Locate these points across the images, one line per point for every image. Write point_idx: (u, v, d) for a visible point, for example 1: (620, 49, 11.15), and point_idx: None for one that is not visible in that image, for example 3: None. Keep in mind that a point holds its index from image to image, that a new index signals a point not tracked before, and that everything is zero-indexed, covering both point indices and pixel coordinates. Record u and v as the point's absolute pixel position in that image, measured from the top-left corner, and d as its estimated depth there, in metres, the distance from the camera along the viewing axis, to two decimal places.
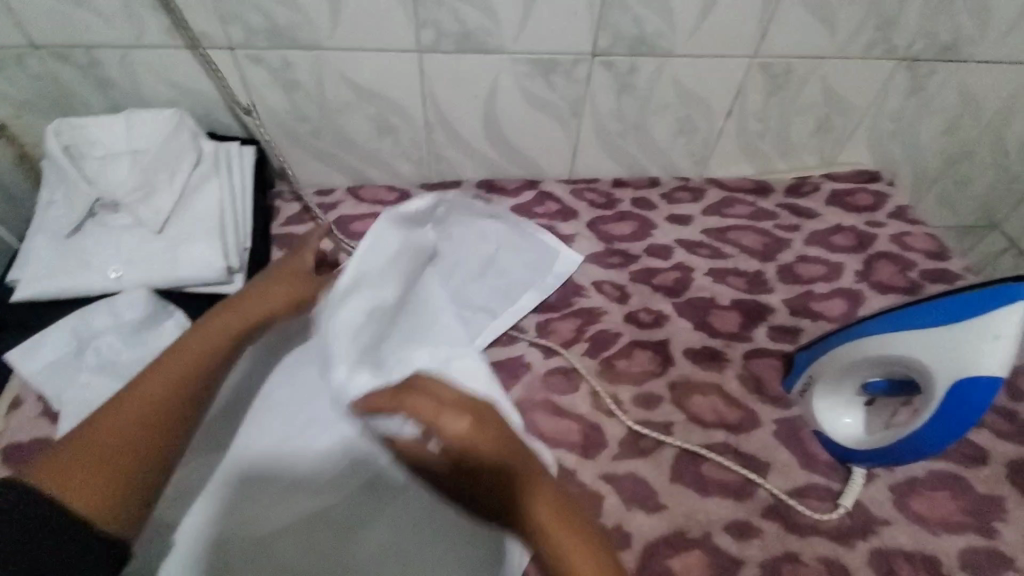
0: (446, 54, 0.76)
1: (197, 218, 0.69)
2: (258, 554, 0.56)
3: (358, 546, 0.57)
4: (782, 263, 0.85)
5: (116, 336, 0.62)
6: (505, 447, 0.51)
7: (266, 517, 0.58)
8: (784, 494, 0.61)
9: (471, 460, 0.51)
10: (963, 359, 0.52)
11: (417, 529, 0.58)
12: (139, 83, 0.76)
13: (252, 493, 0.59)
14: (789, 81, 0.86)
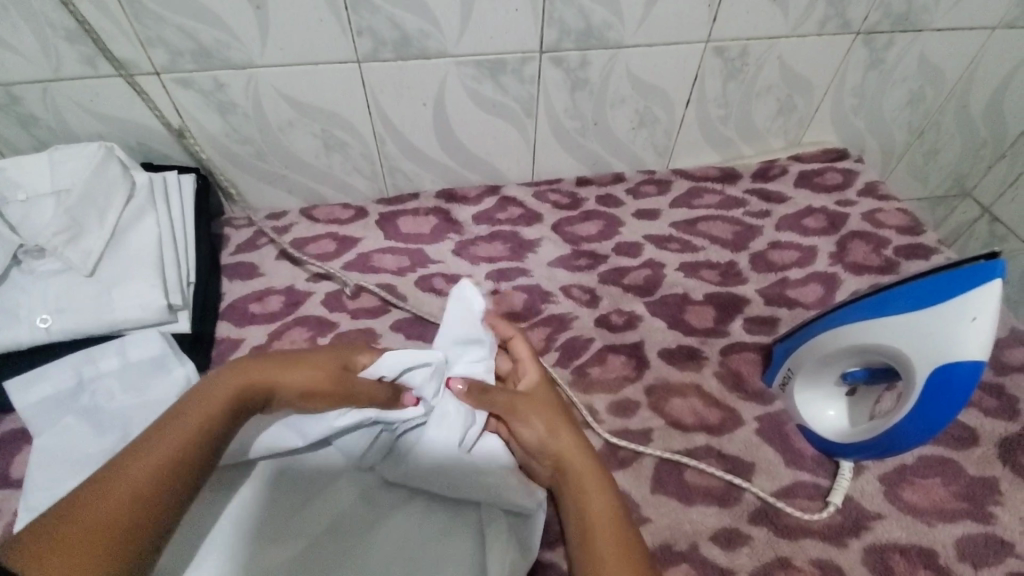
0: (387, 62, 0.73)
1: (132, 257, 0.65)
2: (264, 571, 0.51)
3: (392, 552, 0.53)
4: (754, 252, 0.83)
5: (117, 378, 0.60)
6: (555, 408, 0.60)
7: (284, 542, 0.53)
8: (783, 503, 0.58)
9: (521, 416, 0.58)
10: (945, 342, 0.49)
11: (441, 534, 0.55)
12: (64, 118, 0.72)
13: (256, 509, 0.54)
14: (746, 64, 0.83)
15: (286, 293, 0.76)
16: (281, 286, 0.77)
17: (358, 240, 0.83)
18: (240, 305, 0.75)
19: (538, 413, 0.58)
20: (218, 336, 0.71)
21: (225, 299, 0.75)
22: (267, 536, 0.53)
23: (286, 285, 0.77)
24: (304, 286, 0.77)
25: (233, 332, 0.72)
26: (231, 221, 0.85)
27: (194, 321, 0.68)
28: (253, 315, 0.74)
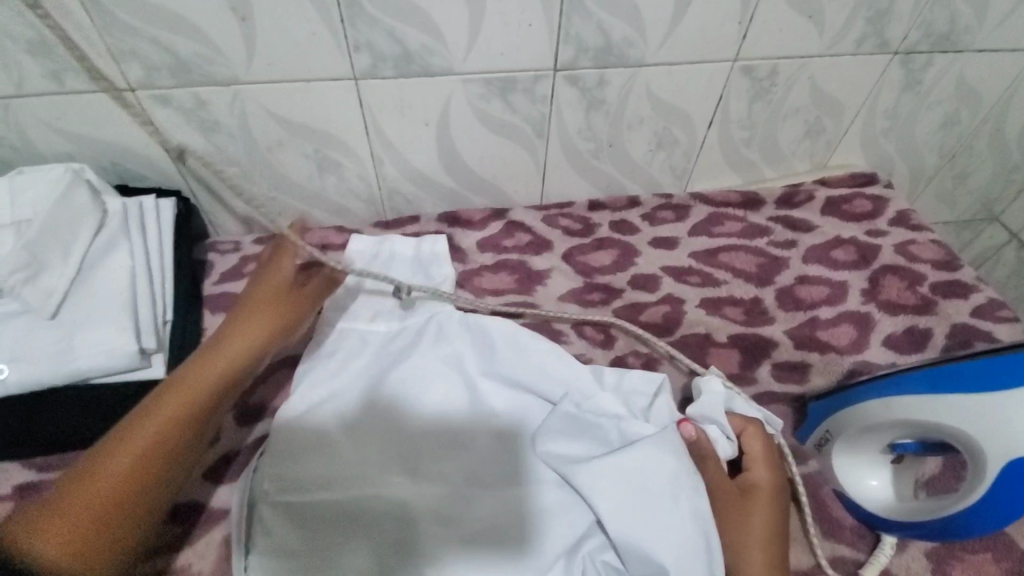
0: (387, 79, 0.66)
1: (100, 295, 0.58)
2: (349, 515, 0.54)
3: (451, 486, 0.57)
4: (780, 287, 0.77)
5: (285, 455, 0.57)
6: (765, 514, 0.53)
7: (340, 557, 0.52)
8: (797, 479, 0.57)
9: (733, 524, 0.53)
10: (1003, 430, 0.44)
11: (493, 479, 0.58)
12: (29, 135, 0.65)
13: (325, 459, 0.57)
14: (776, 84, 0.77)
15: None
16: None
17: None
18: None
19: (754, 521, 0.53)
20: None
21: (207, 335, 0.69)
22: (326, 526, 0.54)
23: None
24: None
25: None
26: (216, 245, 0.78)
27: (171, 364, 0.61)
28: None
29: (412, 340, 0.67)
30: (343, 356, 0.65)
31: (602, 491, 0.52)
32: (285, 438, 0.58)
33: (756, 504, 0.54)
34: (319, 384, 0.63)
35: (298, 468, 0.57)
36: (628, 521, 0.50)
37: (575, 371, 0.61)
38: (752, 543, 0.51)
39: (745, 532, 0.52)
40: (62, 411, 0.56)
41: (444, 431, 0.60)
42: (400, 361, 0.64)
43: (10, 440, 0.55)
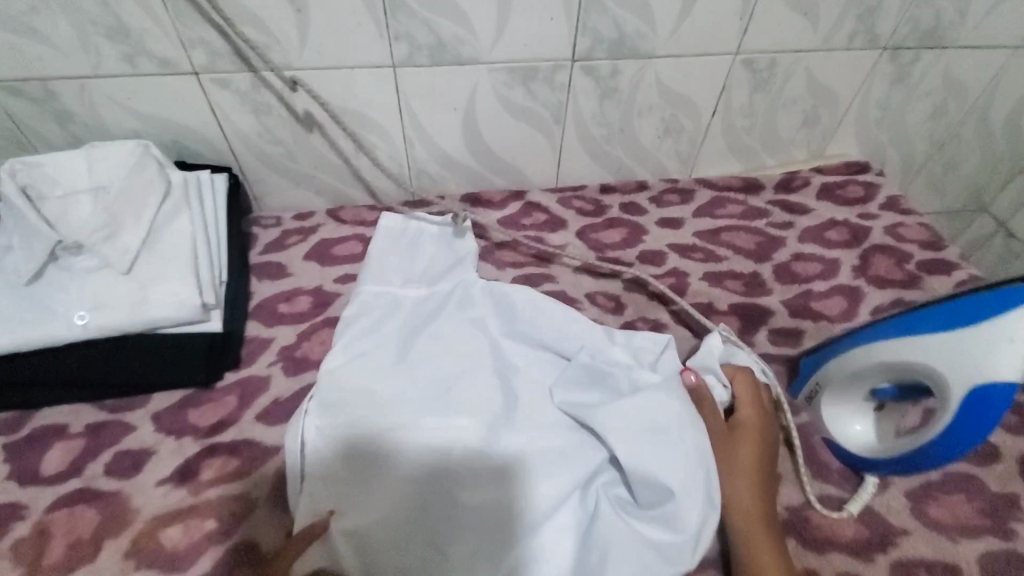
0: (421, 67, 0.73)
1: (167, 255, 0.65)
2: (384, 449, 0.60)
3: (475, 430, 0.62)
4: (778, 263, 0.83)
5: (329, 394, 0.64)
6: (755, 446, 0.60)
7: (380, 487, 0.57)
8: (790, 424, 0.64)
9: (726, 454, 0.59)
10: (964, 364, 0.50)
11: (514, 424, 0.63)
12: (100, 114, 0.72)
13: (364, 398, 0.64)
14: (774, 76, 0.84)
15: (314, 293, 0.77)
16: (310, 286, 0.78)
17: None
18: (270, 304, 0.75)
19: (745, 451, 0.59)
20: (247, 335, 0.72)
21: (253, 298, 0.76)
22: (364, 457, 0.59)
23: (314, 285, 0.78)
24: (332, 287, 0.78)
25: (263, 331, 0.72)
26: (259, 220, 0.86)
27: (226, 320, 0.68)
28: (283, 315, 0.74)
29: (440, 305, 0.73)
30: (376, 317, 0.71)
31: (612, 426, 0.59)
32: (328, 381, 0.65)
33: (746, 437, 0.60)
34: (358, 337, 0.69)
35: (339, 406, 0.63)
36: (637, 453, 0.56)
37: (589, 329, 0.69)
38: (743, 470, 0.58)
39: (739, 462, 0.58)
40: (131, 357, 0.63)
41: (472, 380, 0.66)
42: (432, 323, 0.71)
43: (88, 381, 0.62)
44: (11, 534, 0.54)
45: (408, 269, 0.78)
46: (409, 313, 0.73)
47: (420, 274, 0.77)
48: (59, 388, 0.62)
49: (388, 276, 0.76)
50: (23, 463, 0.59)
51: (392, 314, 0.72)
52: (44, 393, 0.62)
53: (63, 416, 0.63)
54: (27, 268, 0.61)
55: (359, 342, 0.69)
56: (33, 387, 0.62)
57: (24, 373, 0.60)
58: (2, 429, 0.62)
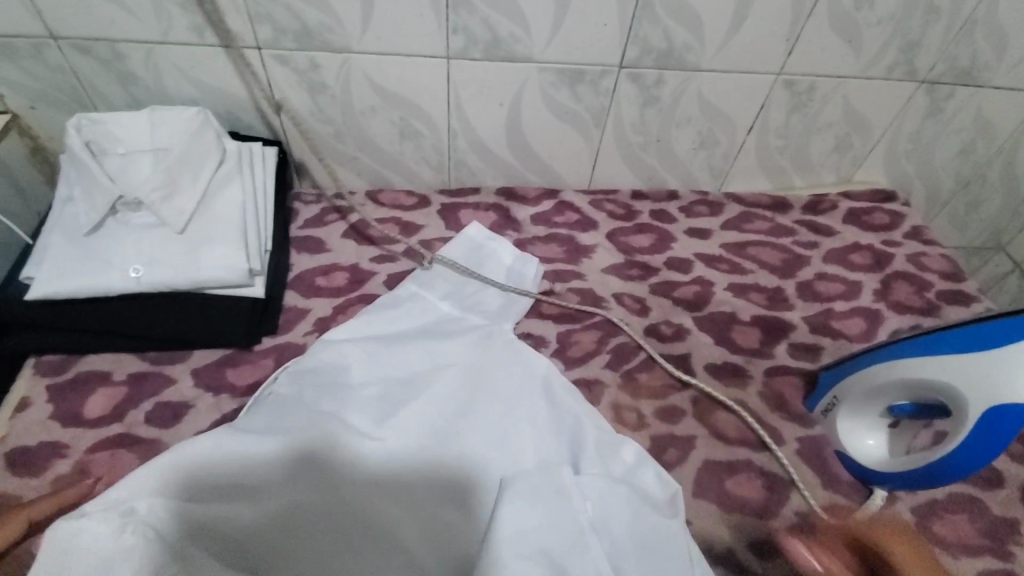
0: (474, 61, 0.76)
1: (219, 220, 0.68)
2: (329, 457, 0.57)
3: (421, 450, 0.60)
4: (801, 280, 0.85)
5: (326, 377, 0.64)
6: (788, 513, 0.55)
7: (330, 467, 0.56)
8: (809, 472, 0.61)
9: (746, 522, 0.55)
10: (986, 385, 0.53)
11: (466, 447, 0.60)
12: (161, 79, 0.74)
13: (351, 388, 0.63)
14: (812, 99, 0.86)
15: (350, 271, 0.80)
16: (347, 263, 0.80)
17: (421, 227, 0.87)
18: (308, 276, 0.78)
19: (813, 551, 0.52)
20: (285, 305, 0.74)
21: (292, 270, 0.78)
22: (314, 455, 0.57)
23: (350, 263, 0.81)
24: (367, 266, 0.80)
25: (300, 302, 0.75)
26: (300, 196, 0.88)
27: (268, 287, 0.71)
28: (320, 288, 0.77)
29: (460, 325, 0.72)
30: (388, 311, 0.72)
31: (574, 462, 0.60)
32: (325, 361, 0.65)
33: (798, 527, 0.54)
34: (371, 327, 0.70)
35: (322, 389, 0.62)
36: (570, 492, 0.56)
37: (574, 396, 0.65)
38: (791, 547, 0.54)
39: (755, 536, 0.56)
40: (178, 315, 0.65)
41: (458, 409, 0.63)
42: (438, 340, 0.68)
43: (134, 333, 0.64)
44: (55, 471, 0.57)
45: (449, 288, 0.76)
46: (431, 327, 0.71)
47: (459, 291, 0.76)
48: (105, 338, 0.64)
49: (423, 281, 0.76)
50: (66, 406, 0.62)
51: (412, 318, 0.72)
52: (90, 341, 0.64)
53: (107, 365, 0.65)
54: (88, 219, 0.63)
55: (372, 332, 0.69)
56: (80, 333, 0.64)
57: (74, 320, 0.62)
58: (47, 372, 0.64)
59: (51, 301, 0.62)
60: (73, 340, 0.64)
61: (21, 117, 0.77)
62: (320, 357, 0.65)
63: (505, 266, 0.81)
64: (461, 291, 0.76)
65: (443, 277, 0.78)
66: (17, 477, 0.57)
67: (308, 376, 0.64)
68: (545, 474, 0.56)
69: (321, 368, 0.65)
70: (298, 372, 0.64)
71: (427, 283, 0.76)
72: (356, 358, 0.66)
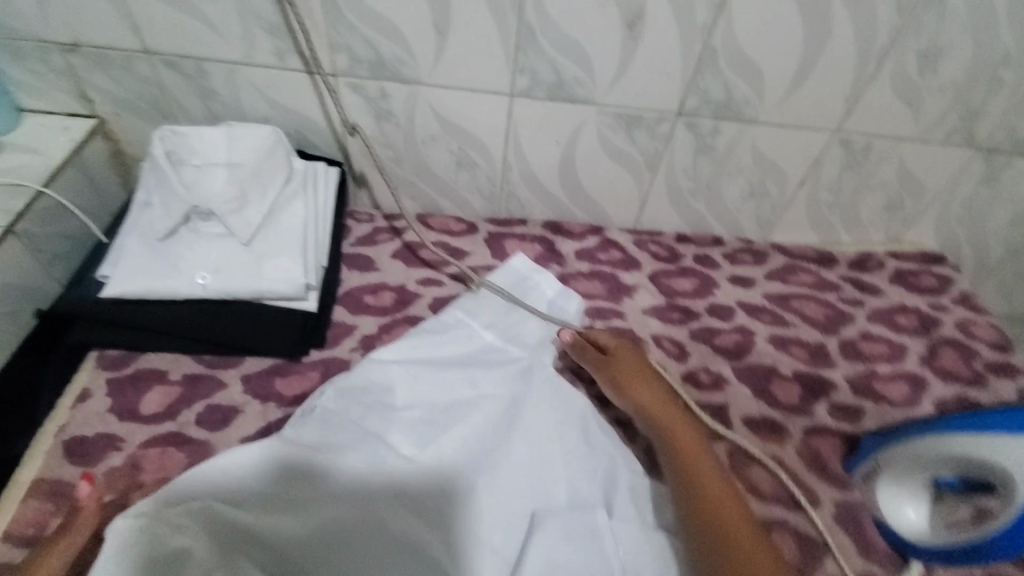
0: (536, 99, 0.78)
1: (282, 234, 0.71)
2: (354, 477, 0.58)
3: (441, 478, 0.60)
4: (845, 338, 0.84)
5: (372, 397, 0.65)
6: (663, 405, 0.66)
7: (349, 482, 0.58)
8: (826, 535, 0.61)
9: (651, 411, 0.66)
10: None
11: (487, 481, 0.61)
12: (240, 96, 0.79)
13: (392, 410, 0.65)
14: (867, 158, 0.86)
15: (397, 291, 0.82)
16: (394, 283, 0.83)
17: (468, 254, 0.89)
18: (356, 293, 0.80)
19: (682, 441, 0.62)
20: (334, 319, 0.76)
21: (342, 286, 0.81)
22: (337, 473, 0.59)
23: (398, 283, 0.83)
24: (414, 287, 0.83)
25: (347, 318, 0.77)
26: (354, 214, 0.92)
27: (320, 302, 0.73)
28: (367, 306, 0.79)
29: (499, 357, 0.73)
30: (434, 336, 0.73)
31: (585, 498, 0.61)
32: (372, 379, 0.66)
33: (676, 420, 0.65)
34: (417, 348, 0.71)
35: (365, 407, 0.64)
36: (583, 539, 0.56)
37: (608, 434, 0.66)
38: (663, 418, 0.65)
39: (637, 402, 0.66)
40: (235, 323, 0.68)
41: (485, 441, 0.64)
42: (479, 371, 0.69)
43: (194, 337, 0.67)
44: (108, 463, 0.60)
45: (493, 316, 0.77)
46: (471, 355, 0.72)
47: (503, 320, 0.77)
48: (166, 339, 0.67)
49: (469, 307, 0.77)
50: (123, 401, 0.65)
51: (456, 344, 0.73)
52: (152, 341, 0.67)
53: (163, 364, 0.68)
54: (164, 225, 0.67)
55: (417, 353, 0.71)
56: (144, 332, 0.67)
57: (139, 319, 0.66)
58: (108, 365, 0.67)
59: (122, 299, 0.65)
60: (137, 338, 0.67)
61: (106, 122, 0.82)
62: (367, 374, 0.66)
63: (546, 298, 0.81)
64: (505, 320, 0.77)
65: (489, 304, 0.78)
66: (74, 465, 0.59)
67: (355, 392, 0.65)
68: (566, 518, 0.57)
69: (368, 386, 0.66)
70: (346, 389, 0.65)
71: (472, 309, 0.77)
72: (401, 380, 0.67)
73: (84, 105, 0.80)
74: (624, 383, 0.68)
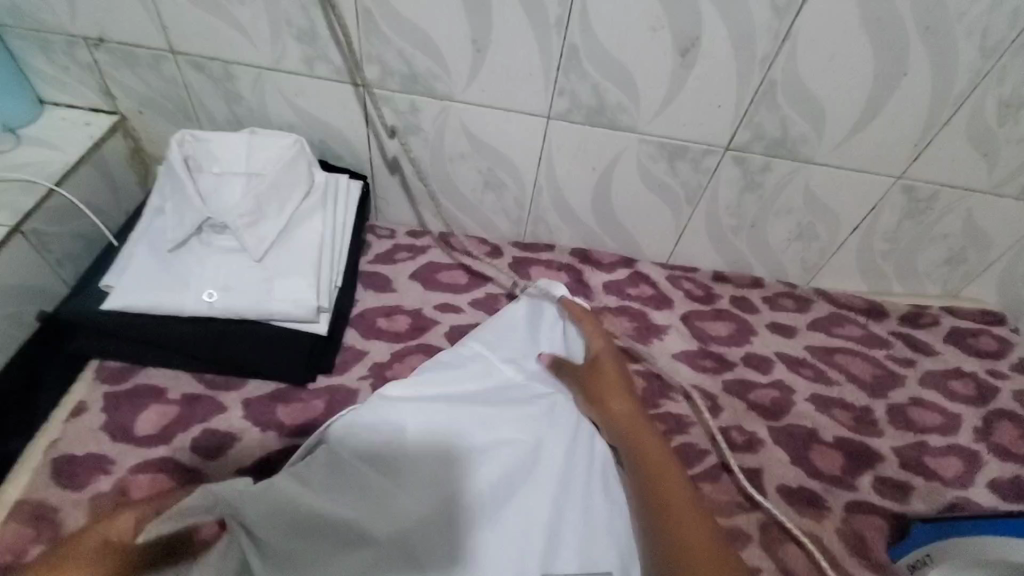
0: (575, 124, 0.73)
1: (297, 252, 0.67)
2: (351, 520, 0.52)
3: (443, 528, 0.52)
4: (893, 402, 0.77)
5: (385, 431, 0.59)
6: (629, 403, 0.64)
7: (339, 524, 0.52)
8: None
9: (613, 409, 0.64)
10: None
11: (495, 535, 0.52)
12: (265, 101, 0.75)
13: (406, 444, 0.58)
14: (930, 208, 0.79)
15: (413, 316, 0.77)
16: (411, 307, 0.78)
17: (490, 279, 0.84)
18: (370, 316, 0.76)
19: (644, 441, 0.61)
20: (345, 343, 0.72)
21: (356, 306, 0.77)
22: (332, 515, 0.52)
23: (414, 307, 0.78)
24: (431, 313, 0.78)
25: (359, 342, 0.73)
26: (375, 229, 0.88)
27: (331, 325, 0.69)
28: (380, 330, 0.75)
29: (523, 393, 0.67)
30: (460, 366, 0.68)
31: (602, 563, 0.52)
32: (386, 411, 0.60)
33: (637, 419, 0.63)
34: (441, 379, 0.66)
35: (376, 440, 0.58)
36: None
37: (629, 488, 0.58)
38: (624, 418, 0.63)
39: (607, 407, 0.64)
40: (240, 344, 0.64)
41: (500, 488, 0.55)
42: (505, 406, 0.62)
43: (197, 355, 0.64)
44: (96, 487, 0.56)
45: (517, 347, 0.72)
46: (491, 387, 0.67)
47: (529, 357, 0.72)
48: (168, 355, 0.64)
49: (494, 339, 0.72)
50: (117, 419, 0.61)
51: (478, 375, 0.67)
52: (155, 356, 0.64)
53: (164, 380, 0.65)
54: (174, 236, 0.64)
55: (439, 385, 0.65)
56: (146, 348, 0.64)
57: (142, 334, 0.62)
58: (110, 377, 0.65)
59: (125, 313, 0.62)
60: (139, 352, 0.64)
61: (128, 119, 0.80)
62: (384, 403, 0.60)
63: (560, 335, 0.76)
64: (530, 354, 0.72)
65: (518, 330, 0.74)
66: (60, 487, 0.56)
67: (370, 421, 0.59)
68: None
69: (385, 418, 0.59)
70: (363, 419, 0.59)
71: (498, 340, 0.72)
72: (418, 412, 0.60)
73: (107, 101, 0.78)
74: (600, 387, 0.66)
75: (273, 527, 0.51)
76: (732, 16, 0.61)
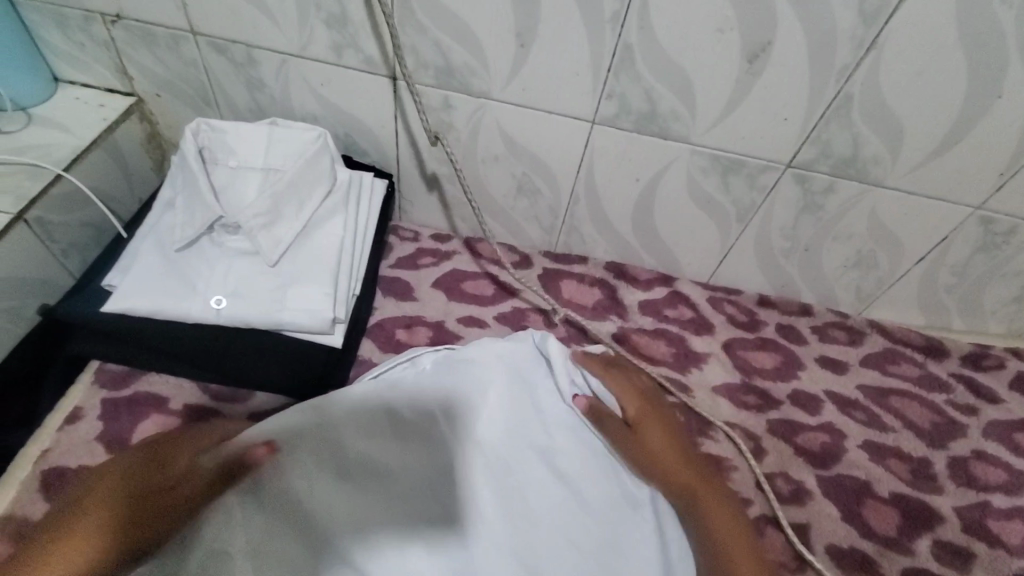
0: (622, 131, 0.67)
1: (314, 257, 0.62)
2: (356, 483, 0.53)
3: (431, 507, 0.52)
4: (954, 455, 0.70)
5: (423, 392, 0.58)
6: (678, 461, 0.59)
7: (336, 483, 0.53)
8: None
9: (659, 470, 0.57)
10: None
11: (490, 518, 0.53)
12: (288, 90, 0.70)
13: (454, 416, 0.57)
14: (1009, 242, 0.71)
15: (434, 329, 0.72)
16: (432, 318, 0.74)
17: (517, 292, 0.78)
18: (389, 327, 0.72)
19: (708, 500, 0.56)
20: (361, 356, 0.69)
21: (375, 315, 0.73)
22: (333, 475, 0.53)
23: (436, 319, 0.74)
24: (453, 327, 0.73)
25: (376, 356, 0.69)
26: (398, 230, 0.83)
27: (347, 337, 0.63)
28: (399, 344, 0.70)
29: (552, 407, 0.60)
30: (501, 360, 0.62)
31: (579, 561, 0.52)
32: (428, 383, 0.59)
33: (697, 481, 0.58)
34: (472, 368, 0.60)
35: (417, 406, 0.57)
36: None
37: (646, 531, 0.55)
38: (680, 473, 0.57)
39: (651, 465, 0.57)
40: (248, 355, 0.59)
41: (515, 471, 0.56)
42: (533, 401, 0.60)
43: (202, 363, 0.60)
44: None
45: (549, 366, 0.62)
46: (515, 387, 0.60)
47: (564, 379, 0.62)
48: (172, 361, 0.60)
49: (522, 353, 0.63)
50: (117, 429, 0.59)
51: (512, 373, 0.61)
52: (158, 361, 0.61)
53: (165, 389, 0.62)
54: (183, 235, 0.59)
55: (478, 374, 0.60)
56: (149, 352, 0.60)
57: (144, 339, 0.58)
58: (114, 381, 0.62)
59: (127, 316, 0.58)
60: (143, 356, 0.60)
61: (145, 102, 0.75)
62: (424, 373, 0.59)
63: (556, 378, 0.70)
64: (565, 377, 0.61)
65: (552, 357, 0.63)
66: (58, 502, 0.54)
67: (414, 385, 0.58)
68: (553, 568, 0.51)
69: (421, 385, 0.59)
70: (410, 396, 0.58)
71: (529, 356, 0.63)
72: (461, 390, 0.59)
73: (124, 82, 0.73)
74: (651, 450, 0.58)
75: (270, 484, 0.51)
76: (811, 20, 0.54)
